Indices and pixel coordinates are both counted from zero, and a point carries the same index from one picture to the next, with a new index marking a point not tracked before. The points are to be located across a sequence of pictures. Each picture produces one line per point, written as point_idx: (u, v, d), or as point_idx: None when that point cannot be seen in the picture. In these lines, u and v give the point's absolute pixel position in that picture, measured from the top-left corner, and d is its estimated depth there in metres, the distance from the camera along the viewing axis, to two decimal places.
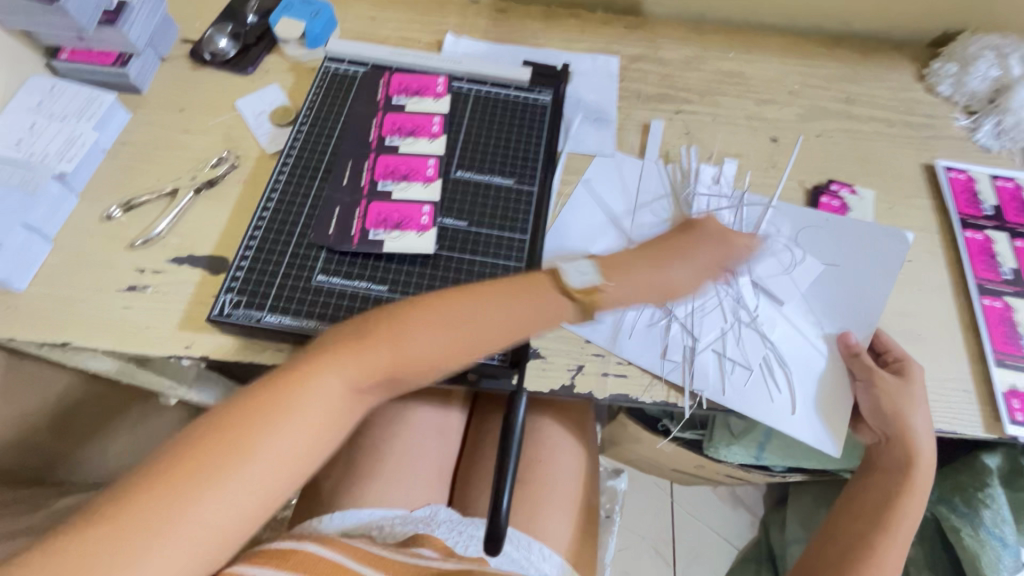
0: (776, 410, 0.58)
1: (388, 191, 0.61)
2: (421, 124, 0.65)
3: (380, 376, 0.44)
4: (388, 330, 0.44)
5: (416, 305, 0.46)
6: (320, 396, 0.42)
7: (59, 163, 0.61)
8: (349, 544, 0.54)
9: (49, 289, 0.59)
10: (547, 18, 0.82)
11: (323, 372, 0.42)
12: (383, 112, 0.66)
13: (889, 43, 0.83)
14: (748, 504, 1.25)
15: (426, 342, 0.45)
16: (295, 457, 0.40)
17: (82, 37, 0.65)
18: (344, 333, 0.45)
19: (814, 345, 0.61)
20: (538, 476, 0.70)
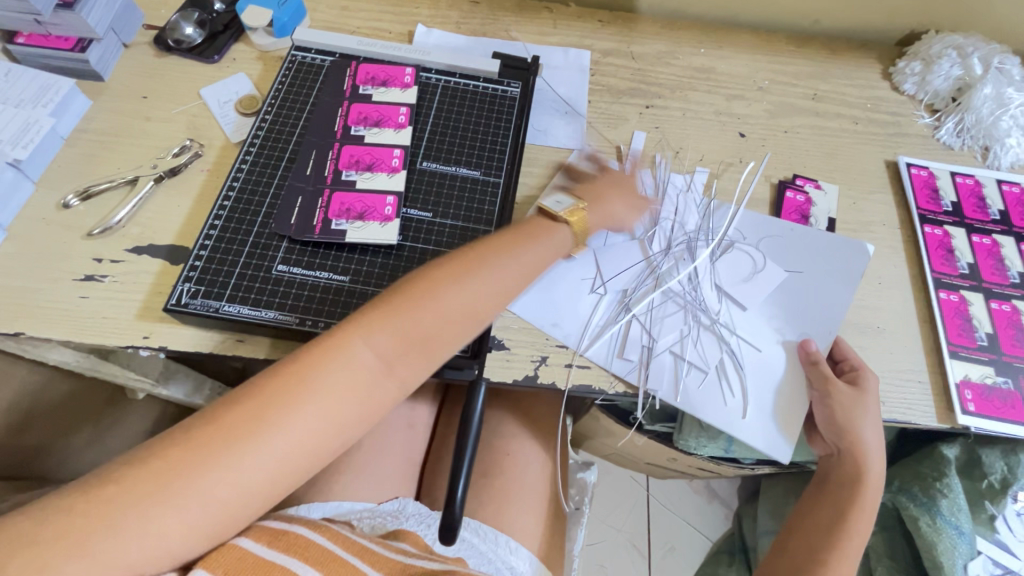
0: (729, 413, 0.58)
1: (352, 180, 0.60)
2: (388, 113, 0.64)
3: (409, 344, 0.46)
4: (418, 294, 0.48)
5: (437, 276, 0.49)
6: (356, 362, 0.44)
7: (14, 149, 0.60)
8: (337, 530, 0.53)
9: (2, 279, 0.57)
10: (520, 11, 0.82)
11: (357, 337, 0.45)
12: (349, 102, 0.65)
13: (858, 41, 0.84)
14: (722, 497, 1.27)
15: (452, 309, 0.48)
16: (330, 424, 0.43)
17: (39, 21, 0.63)
18: (380, 297, 0.48)
19: (771, 348, 0.61)
20: (506, 468, 0.70)
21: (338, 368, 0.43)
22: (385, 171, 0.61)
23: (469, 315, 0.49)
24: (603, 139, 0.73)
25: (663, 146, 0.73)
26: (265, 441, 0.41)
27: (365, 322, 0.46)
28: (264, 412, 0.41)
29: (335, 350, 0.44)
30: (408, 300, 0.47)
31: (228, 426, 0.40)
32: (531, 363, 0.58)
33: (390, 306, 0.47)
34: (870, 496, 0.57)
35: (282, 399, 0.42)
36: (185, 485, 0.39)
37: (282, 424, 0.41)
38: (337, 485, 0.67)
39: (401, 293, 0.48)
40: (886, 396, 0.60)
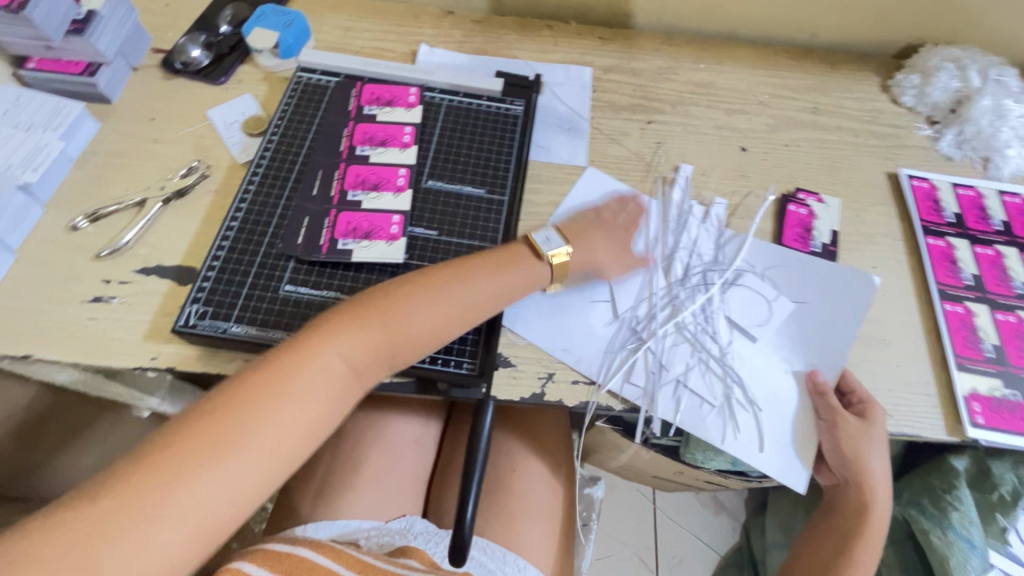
0: (742, 445, 0.57)
1: (358, 200, 0.61)
2: (393, 133, 0.65)
3: (377, 347, 0.49)
4: (389, 302, 0.51)
5: (406, 284, 0.52)
6: (328, 364, 0.46)
7: (24, 173, 0.61)
8: (340, 549, 0.53)
9: (12, 300, 0.58)
10: (522, 29, 0.83)
11: (332, 342, 0.47)
12: (355, 123, 0.66)
13: (856, 55, 0.85)
14: (730, 509, 1.26)
15: (423, 313, 0.51)
16: (309, 423, 0.45)
17: (50, 47, 0.65)
18: (352, 305, 0.50)
19: (781, 380, 0.61)
20: (513, 484, 0.70)
21: (311, 370, 0.45)
22: (391, 190, 0.62)
23: (439, 318, 0.52)
24: (605, 155, 0.73)
25: (666, 161, 0.73)
26: (245, 440, 0.41)
27: (337, 328, 0.48)
28: (244, 412, 0.42)
29: (307, 353, 0.46)
30: (381, 307, 0.50)
31: (211, 428, 0.41)
32: (537, 380, 0.58)
33: (359, 312, 0.49)
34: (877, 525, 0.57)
35: (261, 400, 0.43)
36: (175, 491, 0.38)
37: (262, 424, 0.42)
38: (344, 503, 0.67)
39: (372, 302, 0.50)
40: (894, 409, 0.60)
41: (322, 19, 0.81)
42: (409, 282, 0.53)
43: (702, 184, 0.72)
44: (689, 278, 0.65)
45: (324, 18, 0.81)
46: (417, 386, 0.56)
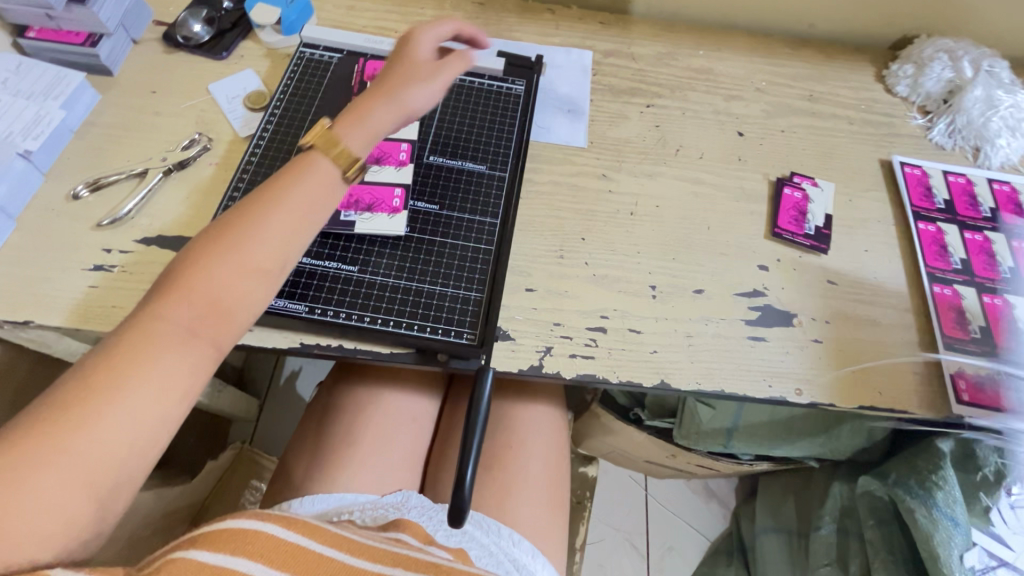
0: None
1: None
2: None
3: (198, 309, 0.44)
4: (195, 265, 0.45)
5: (207, 245, 0.46)
6: (153, 338, 0.42)
7: (24, 141, 0.61)
8: (313, 525, 0.52)
9: (11, 267, 0.58)
10: (523, 12, 0.83)
11: (152, 316, 0.43)
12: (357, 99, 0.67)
13: (852, 45, 0.86)
14: (720, 497, 1.27)
15: (236, 269, 0.46)
16: (165, 394, 0.41)
17: (51, 16, 0.64)
18: (159, 282, 0.45)
19: None
20: (509, 459, 0.71)
21: (142, 348, 0.41)
22: (392, 164, 0.62)
23: (255, 269, 0.46)
24: (604, 137, 0.74)
25: (664, 144, 0.74)
26: (88, 424, 0.38)
27: (153, 302, 0.43)
28: (85, 394, 0.39)
29: (138, 331, 0.42)
30: (188, 269, 0.45)
31: (54, 414, 0.38)
32: (535, 354, 0.59)
33: (168, 282, 0.44)
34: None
35: (108, 383, 0.40)
36: (26, 485, 0.36)
37: (107, 403, 0.39)
38: (341, 476, 0.67)
39: (182, 267, 0.45)
40: (884, 387, 0.61)
41: None
42: (211, 237, 0.46)
43: (700, 168, 0.73)
44: (685, 257, 0.66)
45: None
46: (416, 356, 0.56)
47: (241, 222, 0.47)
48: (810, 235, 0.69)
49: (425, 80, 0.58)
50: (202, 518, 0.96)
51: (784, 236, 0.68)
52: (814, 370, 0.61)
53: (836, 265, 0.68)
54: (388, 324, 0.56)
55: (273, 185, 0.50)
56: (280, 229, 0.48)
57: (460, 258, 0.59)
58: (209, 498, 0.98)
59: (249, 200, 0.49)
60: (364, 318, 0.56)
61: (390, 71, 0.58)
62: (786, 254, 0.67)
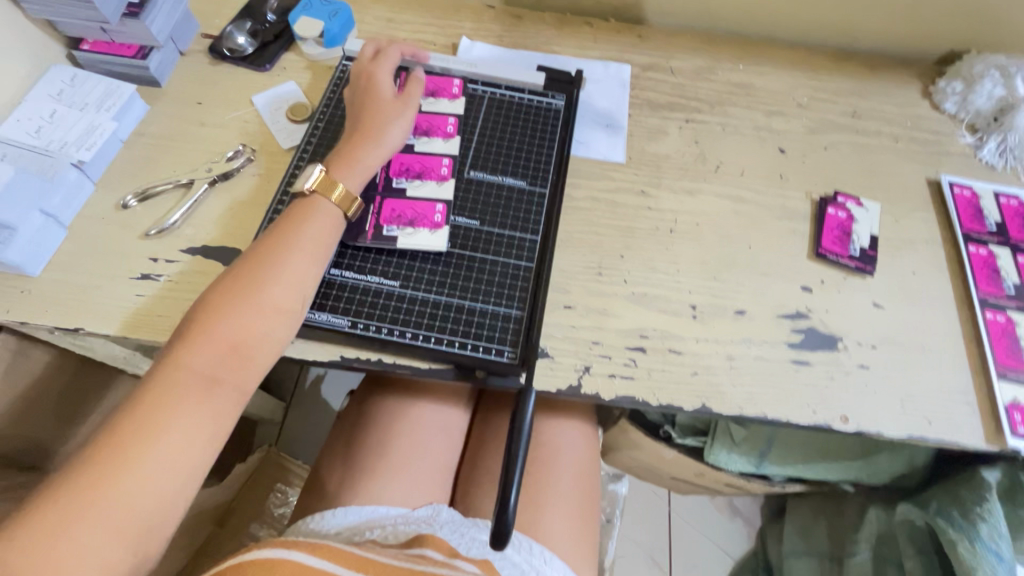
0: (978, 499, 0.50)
1: (402, 188, 0.62)
2: (436, 122, 0.66)
3: (223, 351, 0.48)
4: (214, 315, 0.49)
5: (222, 293, 0.50)
6: (181, 385, 0.46)
7: (77, 150, 0.62)
8: (338, 550, 0.52)
9: (62, 275, 0.59)
10: (561, 25, 0.83)
11: (179, 364, 0.47)
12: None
13: (897, 60, 0.84)
14: (746, 515, 1.25)
15: (254, 315, 0.50)
16: (198, 435, 0.46)
17: (105, 29, 0.66)
18: (182, 330, 0.49)
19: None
20: (542, 475, 0.70)
21: (173, 396, 0.45)
22: (433, 179, 0.62)
23: (272, 314, 0.51)
24: (643, 152, 0.73)
25: (703, 161, 0.73)
26: (126, 468, 0.42)
27: (179, 350, 0.47)
28: (122, 441, 0.43)
29: (167, 379, 0.46)
30: (209, 317, 0.49)
31: (95, 460, 0.42)
32: (574, 372, 0.58)
33: (189, 330, 0.48)
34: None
35: (144, 430, 0.44)
36: (72, 530, 0.40)
37: (145, 449, 0.43)
38: (374, 488, 0.67)
39: (202, 315, 0.49)
40: (933, 416, 0.59)
41: (365, 10, 0.81)
42: (226, 286, 0.50)
43: (740, 185, 0.72)
44: (726, 277, 0.65)
45: (367, 9, 0.82)
46: (456, 372, 0.56)
47: (253, 271, 0.51)
48: (855, 257, 0.67)
49: (397, 117, 0.61)
50: (228, 519, 0.98)
51: (828, 257, 0.67)
52: (859, 397, 0.59)
53: (882, 288, 0.66)
54: (429, 340, 0.56)
55: (283, 233, 0.54)
56: (290, 275, 0.52)
57: (501, 275, 0.59)
58: (236, 499, 1.00)
59: (259, 249, 0.53)
60: (406, 334, 0.56)
61: (364, 112, 0.61)
62: (830, 276, 0.66)
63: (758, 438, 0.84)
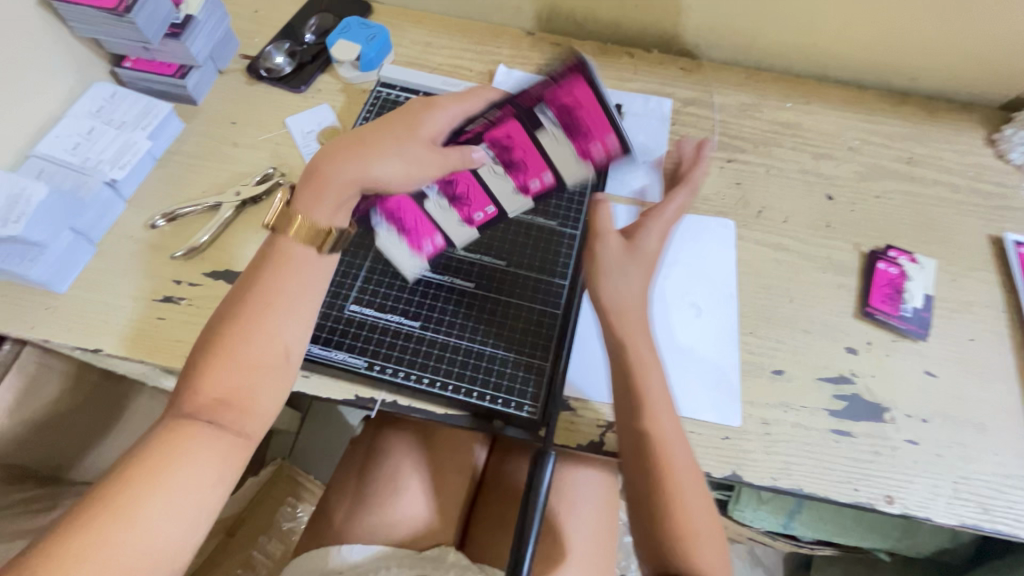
0: (870, 505, 0.54)
1: (428, 196, 0.55)
2: (538, 169, 0.53)
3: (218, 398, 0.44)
4: (206, 365, 0.44)
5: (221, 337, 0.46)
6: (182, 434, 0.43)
7: (112, 169, 0.62)
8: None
9: (87, 294, 0.59)
10: (601, 55, 0.81)
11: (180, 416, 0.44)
12: (512, 105, 0.49)
13: (958, 103, 0.79)
14: (768, 566, 1.15)
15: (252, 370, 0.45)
16: (206, 479, 0.43)
17: (147, 49, 0.67)
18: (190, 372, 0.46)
19: (867, 473, 0.55)
20: (555, 530, 0.65)
21: (180, 446, 0.43)
22: (461, 214, 0.57)
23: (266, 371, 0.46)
24: None
25: (744, 204, 0.70)
26: (136, 518, 0.40)
27: (180, 400, 0.44)
28: (134, 488, 0.41)
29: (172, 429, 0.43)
30: (207, 368, 0.45)
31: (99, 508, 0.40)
32: (596, 432, 0.55)
33: (186, 381, 0.45)
34: (707, 518, 0.46)
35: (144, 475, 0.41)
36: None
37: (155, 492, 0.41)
38: (382, 527, 0.65)
39: (201, 364, 0.45)
40: (989, 503, 0.54)
41: (403, 33, 0.81)
42: (222, 336, 0.46)
43: (782, 233, 0.68)
44: (764, 332, 0.61)
45: (404, 32, 0.81)
46: (472, 421, 0.54)
47: (246, 323, 0.46)
48: (906, 317, 0.62)
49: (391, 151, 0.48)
50: (239, 528, 0.97)
51: (877, 316, 0.62)
52: (906, 477, 0.55)
53: (935, 354, 0.61)
54: (446, 387, 0.54)
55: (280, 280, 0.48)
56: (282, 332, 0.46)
57: (524, 321, 0.57)
58: (247, 510, 0.99)
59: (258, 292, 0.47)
60: (423, 378, 0.54)
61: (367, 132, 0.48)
62: (878, 337, 0.61)
63: (788, 497, 0.79)
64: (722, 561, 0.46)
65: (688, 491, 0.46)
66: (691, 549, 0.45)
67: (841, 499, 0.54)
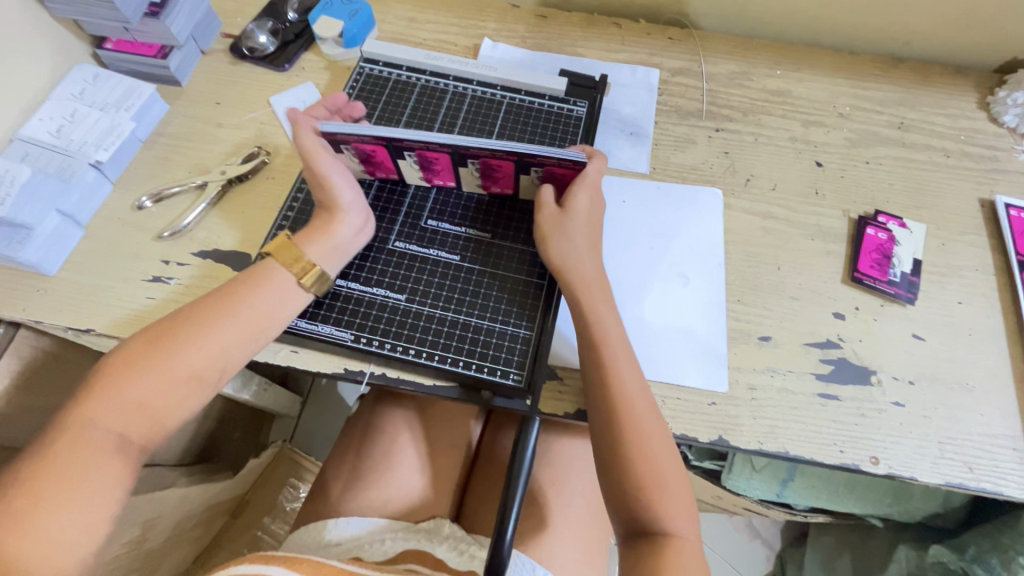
0: (854, 465, 0.54)
1: (403, 158, 0.57)
2: (507, 185, 0.60)
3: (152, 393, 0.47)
4: (144, 362, 0.48)
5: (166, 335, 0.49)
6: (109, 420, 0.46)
7: (96, 151, 0.62)
8: (317, 562, 0.50)
9: (77, 276, 0.60)
10: (588, 26, 0.80)
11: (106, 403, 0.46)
12: (517, 158, 0.54)
13: (951, 67, 0.78)
14: (765, 537, 1.17)
15: (167, 382, 0.48)
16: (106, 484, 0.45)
17: (127, 29, 0.66)
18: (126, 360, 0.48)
19: (854, 436, 0.55)
20: (548, 499, 0.66)
21: (76, 454, 0.44)
22: (424, 177, 0.60)
23: (186, 383, 0.49)
24: (668, 162, 0.70)
25: (732, 173, 0.69)
26: (55, 495, 0.43)
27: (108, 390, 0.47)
28: (37, 493, 0.43)
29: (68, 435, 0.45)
30: (119, 376, 0.47)
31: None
32: (583, 398, 0.55)
33: (121, 368, 0.47)
34: (672, 468, 0.49)
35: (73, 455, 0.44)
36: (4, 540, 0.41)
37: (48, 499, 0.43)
38: (376, 499, 0.66)
39: (111, 373, 0.47)
40: (975, 462, 0.54)
41: (387, 9, 0.80)
42: (138, 349, 0.48)
43: (771, 200, 0.67)
44: (751, 299, 0.61)
45: (388, 8, 0.80)
46: (460, 391, 0.54)
47: (195, 327, 0.50)
48: (894, 282, 0.62)
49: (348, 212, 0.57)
50: (243, 511, 0.99)
51: (865, 281, 0.62)
52: (892, 438, 0.55)
53: (922, 318, 0.61)
54: (433, 358, 0.54)
55: (218, 299, 0.51)
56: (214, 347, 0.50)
57: (509, 291, 0.57)
58: (250, 491, 1.01)
59: (205, 305, 0.51)
60: (409, 350, 0.54)
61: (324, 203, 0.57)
62: (866, 302, 0.61)
63: (780, 466, 0.79)
64: (686, 511, 0.48)
65: (651, 441, 0.49)
66: (653, 498, 0.47)
67: (827, 460, 0.55)
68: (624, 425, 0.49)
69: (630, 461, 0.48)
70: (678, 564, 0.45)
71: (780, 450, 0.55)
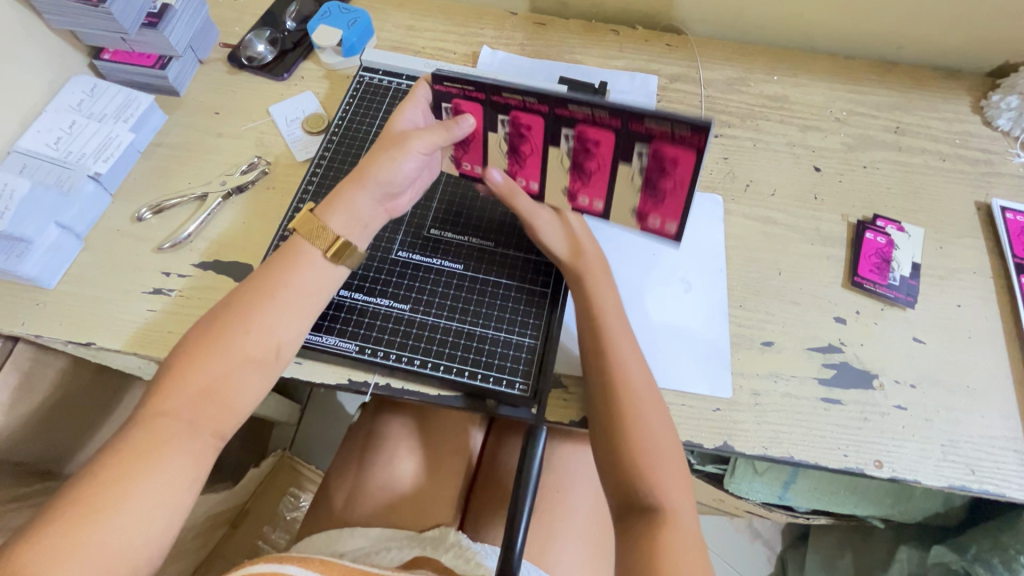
0: (859, 468, 0.55)
1: (497, 129, 0.53)
2: (594, 193, 0.55)
3: (210, 378, 0.47)
4: (202, 351, 0.48)
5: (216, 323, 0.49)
6: (176, 407, 0.46)
7: (95, 163, 0.61)
8: (331, 563, 0.50)
9: (77, 288, 0.59)
10: (586, 32, 0.80)
11: (170, 392, 0.47)
12: (623, 123, 0.48)
13: (945, 70, 0.78)
14: (766, 538, 1.17)
15: (229, 366, 0.48)
16: (187, 470, 0.46)
17: (125, 39, 0.66)
18: (184, 350, 0.48)
19: (857, 440, 0.56)
20: (552, 507, 0.66)
21: (151, 441, 0.45)
22: (509, 167, 0.56)
23: (247, 366, 0.49)
24: None
25: (732, 178, 0.70)
26: (136, 481, 0.43)
27: (169, 381, 0.47)
28: (117, 483, 0.43)
29: (144, 429, 0.45)
30: (179, 366, 0.48)
31: (70, 507, 0.42)
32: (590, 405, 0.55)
33: (182, 359, 0.48)
34: (671, 455, 0.49)
35: (147, 443, 0.45)
36: (88, 534, 0.41)
37: (131, 493, 0.43)
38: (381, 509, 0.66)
39: (174, 364, 0.48)
40: (977, 464, 0.55)
41: (386, 17, 0.80)
42: (195, 342, 0.49)
43: (770, 207, 0.68)
44: (753, 304, 0.62)
45: (387, 16, 0.80)
46: (465, 401, 0.54)
47: (245, 313, 0.49)
48: (894, 286, 0.63)
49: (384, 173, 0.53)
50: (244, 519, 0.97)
51: (865, 285, 0.63)
52: (895, 442, 0.56)
53: (923, 320, 0.61)
54: (438, 367, 0.54)
55: (262, 282, 0.51)
56: (271, 329, 0.50)
57: (512, 300, 0.57)
58: (250, 500, 1.00)
59: (253, 287, 0.51)
60: (414, 360, 0.54)
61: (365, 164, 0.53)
62: (866, 306, 0.62)
63: (782, 469, 0.79)
64: (683, 492, 0.48)
65: (646, 420, 0.49)
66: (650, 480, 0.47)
67: (833, 465, 0.55)
68: (622, 401, 0.50)
69: (628, 442, 0.48)
70: (674, 544, 0.44)
71: (784, 454, 0.55)
